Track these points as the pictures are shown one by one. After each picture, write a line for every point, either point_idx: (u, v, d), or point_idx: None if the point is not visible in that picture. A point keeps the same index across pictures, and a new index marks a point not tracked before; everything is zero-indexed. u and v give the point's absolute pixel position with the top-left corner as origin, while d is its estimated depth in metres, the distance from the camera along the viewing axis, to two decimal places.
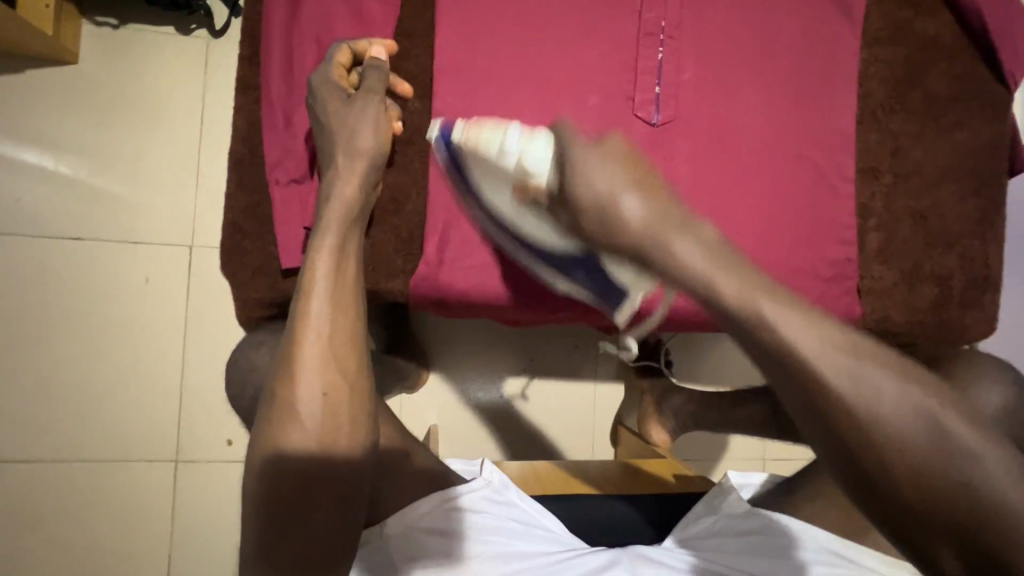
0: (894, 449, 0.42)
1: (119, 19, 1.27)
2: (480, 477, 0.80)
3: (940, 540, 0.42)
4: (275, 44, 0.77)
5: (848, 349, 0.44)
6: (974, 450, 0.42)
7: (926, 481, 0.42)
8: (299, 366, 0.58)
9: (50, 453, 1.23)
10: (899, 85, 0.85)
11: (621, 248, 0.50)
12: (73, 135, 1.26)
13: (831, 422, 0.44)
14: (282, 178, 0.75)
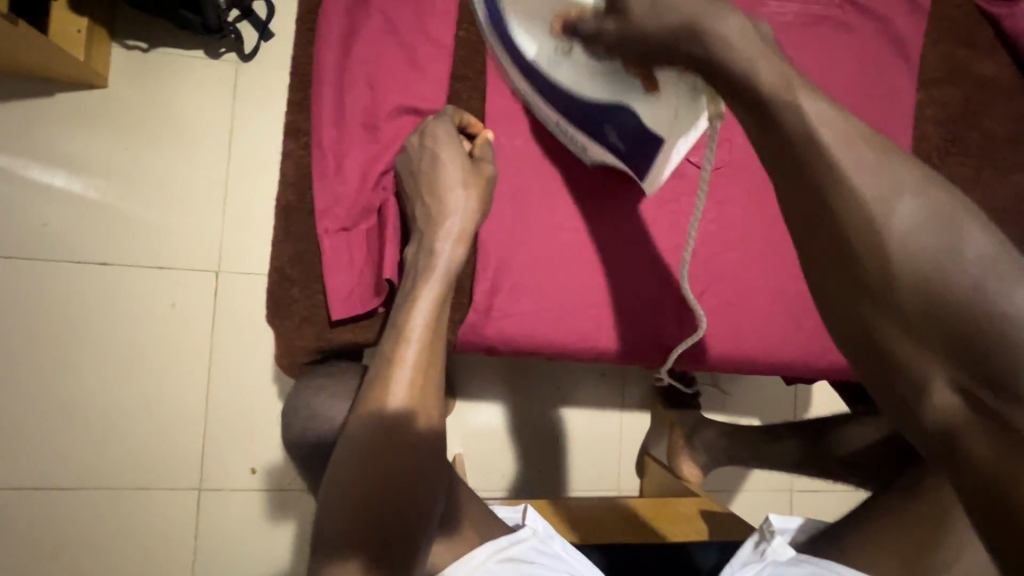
0: (894, 271, 0.45)
1: (149, 43, 1.26)
2: (525, 526, 0.78)
3: (935, 369, 0.44)
4: (325, 86, 0.75)
5: (897, 181, 0.46)
6: (1006, 291, 0.41)
7: (935, 315, 0.43)
8: (389, 415, 0.59)
9: (73, 479, 1.21)
10: (956, 126, 0.83)
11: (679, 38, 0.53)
12: (102, 159, 1.25)
13: (846, 250, 0.47)
14: (331, 226, 0.74)
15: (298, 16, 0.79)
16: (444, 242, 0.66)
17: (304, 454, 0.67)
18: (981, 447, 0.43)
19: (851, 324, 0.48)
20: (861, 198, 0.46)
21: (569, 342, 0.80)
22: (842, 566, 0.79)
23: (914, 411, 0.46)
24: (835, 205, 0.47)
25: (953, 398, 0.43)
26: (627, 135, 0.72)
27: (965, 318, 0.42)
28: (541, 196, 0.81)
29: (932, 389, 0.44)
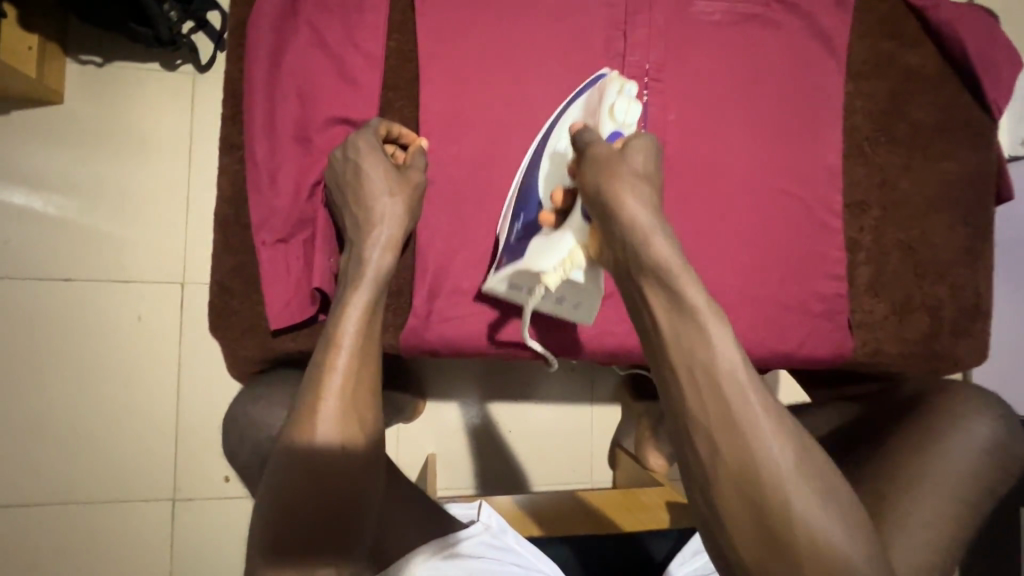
0: (728, 449, 0.51)
1: (103, 57, 1.26)
2: (479, 522, 0.81)
3: (731, 507, 0.51)
4: (259, 99, 0.76)
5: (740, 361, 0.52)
6: (775, 453, 0.51)
7: (739, 465, 0.51)
8: (320, 417, 0.60)
9: (45, 495, 1.22)
10: (885, 117, 0.85)
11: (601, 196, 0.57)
12: (60, 174, 1.25)
13: (698, 408, 0.52)
14: (269, 238, 0.75)
15: (234, 30, 0.80)
16: (371, 248, 0.68)
17: (252, 460, 0.71)
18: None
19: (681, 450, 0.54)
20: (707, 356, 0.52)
21: (512, 342, 0.81)
22: None
23: (717, 540, 0.53)
24: (690, 350, 0.53)
25: (744, 532, 0.51)
26: (511, 248, 0.75)
27: (756, 469, 0.50)
28: (479, 198, 0.81)
29: (729, 523, 0.52)
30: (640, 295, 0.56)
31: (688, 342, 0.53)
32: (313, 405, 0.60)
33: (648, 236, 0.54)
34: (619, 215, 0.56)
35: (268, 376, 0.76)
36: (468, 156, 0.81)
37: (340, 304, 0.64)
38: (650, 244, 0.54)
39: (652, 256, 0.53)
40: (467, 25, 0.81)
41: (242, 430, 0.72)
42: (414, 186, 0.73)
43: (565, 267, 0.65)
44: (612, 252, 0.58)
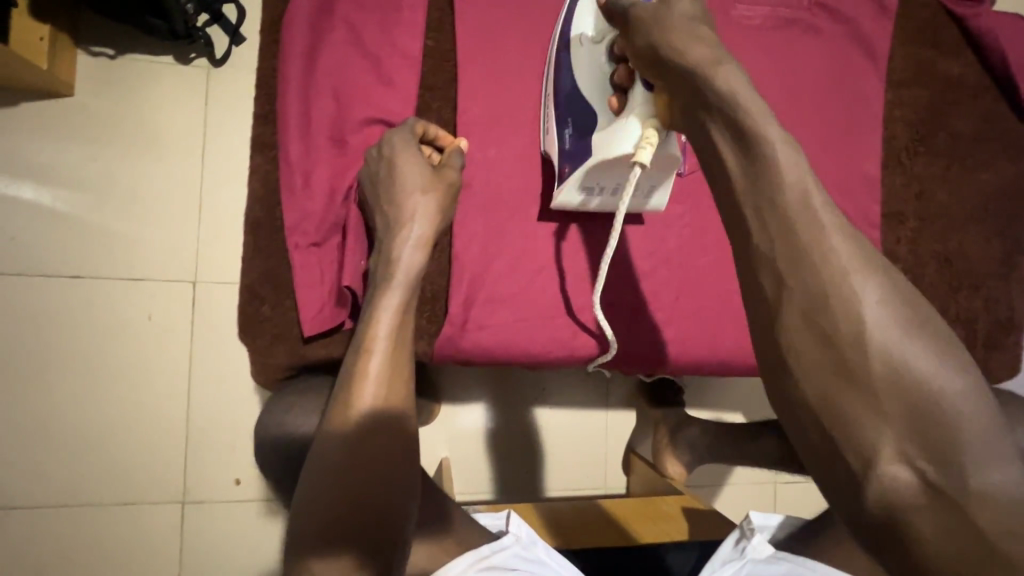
0: (858, 346, 0.48)
1: (115, 49, 1.23)
2: (509, 533, 0.78)
3: (886, 436, 0.47)
4: (293, 101, 0.75)
5: (858, 248, 0.50)
6: (908, 348, 0.47)
7: (893, 388, 0.47)
8: (355, 423, 0.61)
9: (53, 497, 1.19)
10: (923, 127, 0.84)
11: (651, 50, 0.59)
12: (70, 169, 1.22)
13: (818, 305, 0.49)
14: (302, 241, 0.73)
15: (264, 27, 0.78)
16: (405, 244, 0.67)
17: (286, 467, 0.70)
18: (924, 521, 0.46)
19: (822, 385, 0.49)
20: (845, 283, 0.49)
21: (546, 350, 0.79)
22: (821, 565, 0.79)
23: (865, 481, 0.47)
24: (799, 256, 0.51)
25: (901, 470, 0.46)
26: (571, 151, 0.75)
27: (912, 394, 0.46)
28: (514, 204, 0.81)
29: (881, 457, 0.47)
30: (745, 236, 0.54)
31: (824, 261, 0.50)
32: (348, 411, 0.62)
33: (718, 70, 0.55)
34: (680, 63, 0.57)
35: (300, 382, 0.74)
36: (504, 160, 0.81)
37: (372, 310, 0.65)
38: (722, 79, 0.54)
39: (724, 86, 0.54)
40: (505, 31, 0.81)
41: (277, 434, 0.71)
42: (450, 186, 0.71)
43: (649, 139, 0.63)
44: (682, 107, 0.59)
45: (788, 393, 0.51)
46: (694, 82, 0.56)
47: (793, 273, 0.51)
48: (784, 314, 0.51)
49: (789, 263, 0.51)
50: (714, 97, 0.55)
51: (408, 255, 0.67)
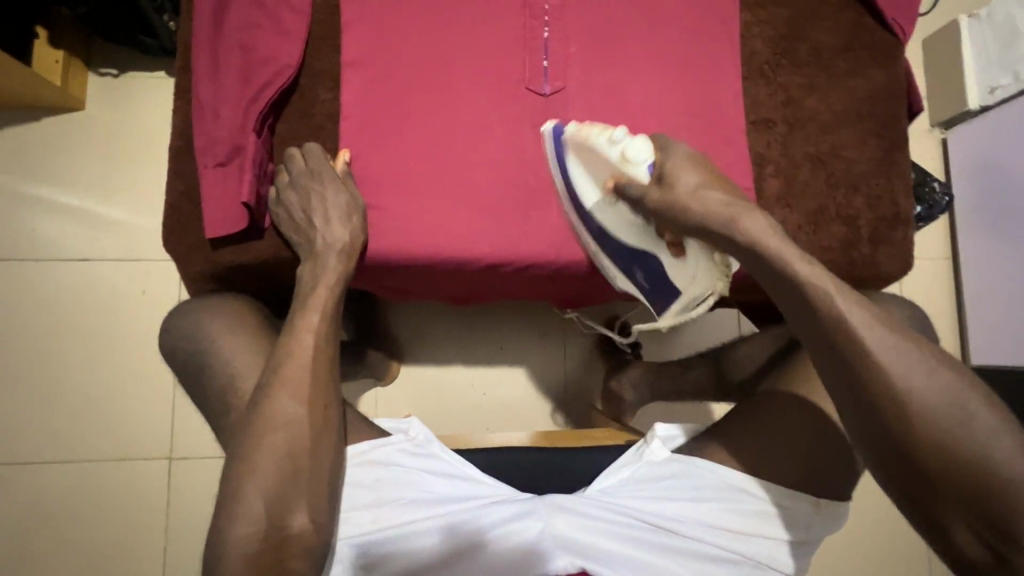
0: (978, 481, 0.57)
1: (118, 69, 1.46)
2: (404, 433, 0.84)
3: (957, 522, 0.58)
4: (203, 41, 0.79)
5: (927, 366, 0.60)
6: (1016, 465, 0.57)
7: (960, 480, 0.57)
8: (288, 368, 0.69)
9: (61, 455, 1.34)
10: (785, 41, 0.90)
11: (703, 222, 0.69)
12: (81, 171, 1.43)
13: (934, 449, 0.58)
14: (210, 162, 0.76)
15: None
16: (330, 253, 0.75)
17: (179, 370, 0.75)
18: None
19: (958, 520, 0.58)
20: (902, 385, 0.60)
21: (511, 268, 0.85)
22: (706, 461, 0.80)
23: (943, 549, 0.60)
24: (866, 361, 0.61)
25: (973, 543, 0.58)
26: (655, 284, 0.84)
27: (977, 479, 0.57)
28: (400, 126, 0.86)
29: (955, 534, 0.59)
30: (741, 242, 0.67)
31: (889, 387, 0.60)
32: (281, 360, 0.70)
33: (737, 222, 0.67)
34: (692, 217, 0.69)
35: (228, 296, 0.80)
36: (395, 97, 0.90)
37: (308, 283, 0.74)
38: (745, 229, 0.66)
39: (748, 237, 0.66)
40: None
41: (186, 340, 0.76)
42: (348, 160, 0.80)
43: (719, 267, 0.74)
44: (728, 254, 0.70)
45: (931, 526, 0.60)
46: (725, 240, 0.68)
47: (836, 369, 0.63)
48: (914, 461, 0.59)
49: (843, 374, 0.62)
50: (750, 250, 0.66)
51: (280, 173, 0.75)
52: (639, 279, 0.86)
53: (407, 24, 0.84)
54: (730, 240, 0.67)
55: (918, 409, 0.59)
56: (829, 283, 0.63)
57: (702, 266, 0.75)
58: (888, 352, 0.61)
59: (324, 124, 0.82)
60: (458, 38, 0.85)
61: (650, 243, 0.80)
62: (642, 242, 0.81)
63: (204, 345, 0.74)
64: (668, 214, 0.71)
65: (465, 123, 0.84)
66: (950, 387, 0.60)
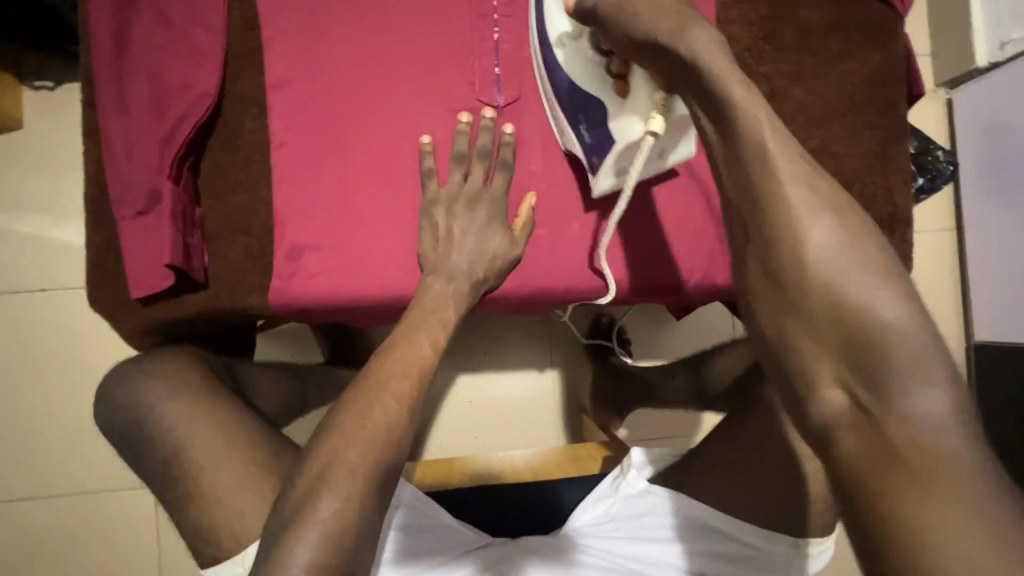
0: (863, 343, 0.47)
1: (54, 80, 1.32)
2: (411, 495, 0.76)
3: (822, 367, 0.48)
4: (105, 71, 0.70)
5: (846, 226, 0.49)
6: (906, 332, 0.46)
7: (836, 325, 0.48)
8: (349, 433, 0.55)
9: (40, 490, 1.31)
10: (767, 23, 0.80)
11: (647, 37, 0.51)
12: (25, 194, 1.31)
13: (825, 293, 0.48)
14: (127, 212, 0.69)
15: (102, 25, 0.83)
16: (448, 280, 0.69)
17: (121, 440, 0.70)
18: (853, 441, 0.47)
19: (827, 384, 0.48)
20: (795, 224, 0.49)
21: (509, 291, 0.76)
22: (679, 496, 0.76)
23: (803, 401, 0.50)
24: (764, 185, 0.50)
25: (836, 394, 0.48)
26: (596, 138, 0.68)
27: (851, 324, 0.47)
28: None
29: (817, 381, 0.49)
30: (692, 62, 0.49)
31: (778, 215, 0.50)
32: (346, 415, 0.56)
33: (687, 33, 0.49)
34: (635, 34, 0.51)
35: (176, 351, 0.74)
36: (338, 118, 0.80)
37: (402, 337, 0.63)
38: (690, 40, 0.49)
39: (691, 50, 0.49)
40: None
41: (126, 407, 0.70)
42: (299, 190, 0.73)
43: (659, 104, 0.56)
44: (670, 81, 0.53)
45: (795, 395, 0.51)
46: (663, 54, 0.50)
47: (735, 190, 0.52)
48: (796, 303, 0.49)
49: (745, 202, 0.51)
50: (691, 70, 0.50)
51: (243, 240, 0.74)
52: (581, 135, 0.71)
53: (338, 34, 0.74)
54: (663, 56, 0.51)
55: (797, 250, 0.49)
56: (763, 110, 0.49)
57: (642, 99, 0.58)
58: (806, 198, 0.49)
59: (253, 157, 0.74)
60: (397, 46, 0.75)
61: (597, 86, 0.64)
62: (592, 87, 0.65)
63: (146, 413, 0.69)
64: (611, 27, 0.54)
65: (409, 143, 0.75)
66: (869, 261, 0.48)
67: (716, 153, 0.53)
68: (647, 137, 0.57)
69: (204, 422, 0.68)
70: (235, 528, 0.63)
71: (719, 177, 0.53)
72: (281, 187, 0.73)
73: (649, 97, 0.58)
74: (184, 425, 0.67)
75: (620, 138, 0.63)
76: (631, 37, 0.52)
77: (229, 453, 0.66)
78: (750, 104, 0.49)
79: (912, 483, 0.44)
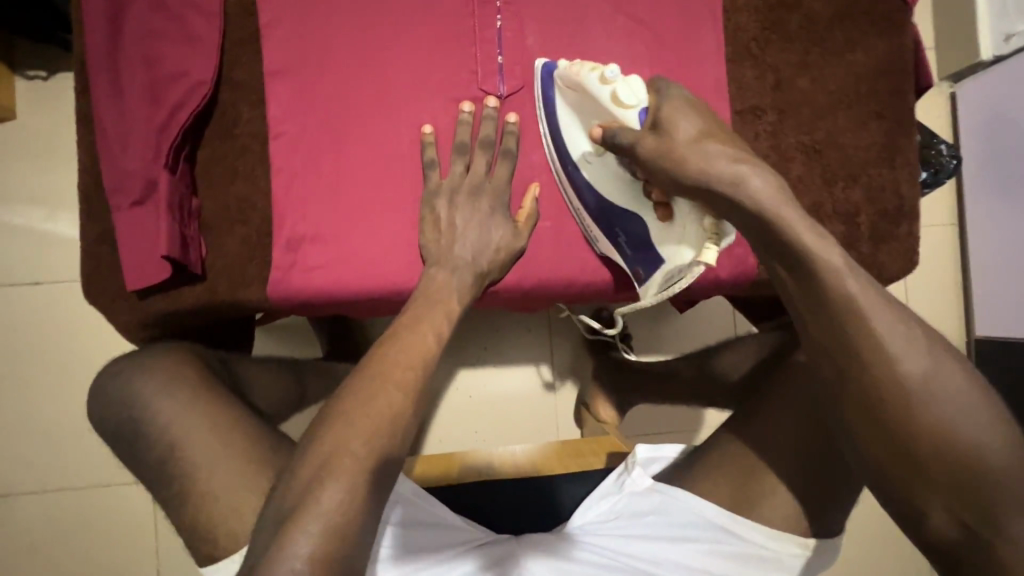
0: (953, 455, 0.50)
1: (47, 70, 1.30)
2: (411, 489, 0.76)
3: (933, 502, 0.51)
4: (98, 56, 0.69)
5: (917, 343, 0.52)
6: (989, 440, 0.50)
7: (936, 453, 0.51)
8: (352, 419, 0.54)
9: (37, 485, 1.30)
10: (774, 12, 0.79)
11: (701, 183, 0.55)
12: (18, 185, 1.29)
13: (908, 414, 0.51)
14: (123, 202, 0.68)
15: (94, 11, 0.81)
16: (451, 272, 0.68)
17: (116, 435, 0.69)
18: (980, 571, 0.50)
19: (935, 507, 0.51)
20: (884, 359, 0.52)
21: (513, 283, 0.75)
22: (680, 492, 0.75)
23: (917, 528, 0.53)
24: (841, 314, 0.53)
25: (949, 526, 0.51)
26: (639, 256, 0.70)
27: (955, 465, 0.50)
28: None
29: (930, 511, 0.52)
30: (744, 206, 0.55)
31: (872, 364, 0.52)
32: (349, 402, 0.56)
33: (742, 183, 0.54)
34: (692, 181, 0.56)
35: (172, 346, 0.73)
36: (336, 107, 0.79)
37: (405, 327, 0.62)
38: (749, 187, 0.54)
39: (751, 197, 0.54)
40: None
41: (122, 401, 0.69)
42: (298, 180, 0.72)
43: (711, 232, 0.60)
44: (727, 218, 0.57)
45: (911, 521, 0.53)
46: (721, 201, 0.55)
47: (812, 310, 0.55)
48: (889, 432, 0.52)
49: (834, 354, 0.54)
50: (754, 216, 0.55)
51: (241, 231, 0.73)
52: (621, 248, 0.72)
53: (337, 20, 0.73)
54: (726, 203, 0.55)
55: (882, 364, 0.52)
56: (835, 256, 0.54)
57: (692, 225, 0.62)
58: (882, 321, 0.52)
59: (250, 146, 0.73)
60: (397, 34, 0.73)
61: (635, 202, 0.67)
62: (626, 202, 0.68)
63: (144, 406, 0.68)
64: (661, 167, 0.58)
65: (410, 132, 0.73)
66: (937, 365, 0.52)
67: (784, 276, 0.57)
68: (700, 265, 0.61)
69: (201, 416, 0.67)
70: (235, 523, 0.63)
71: (790, 312, 0.58)
72: (279, 177, 0.71)
73: (700, 224, 0.61)
74: (179, 419, 0.66)
75: (670, 258, 0.65)
76: (688, 182, 0.56)
77: (230, 447, 0.65)
78: (813, 247, 0.54)
79: None
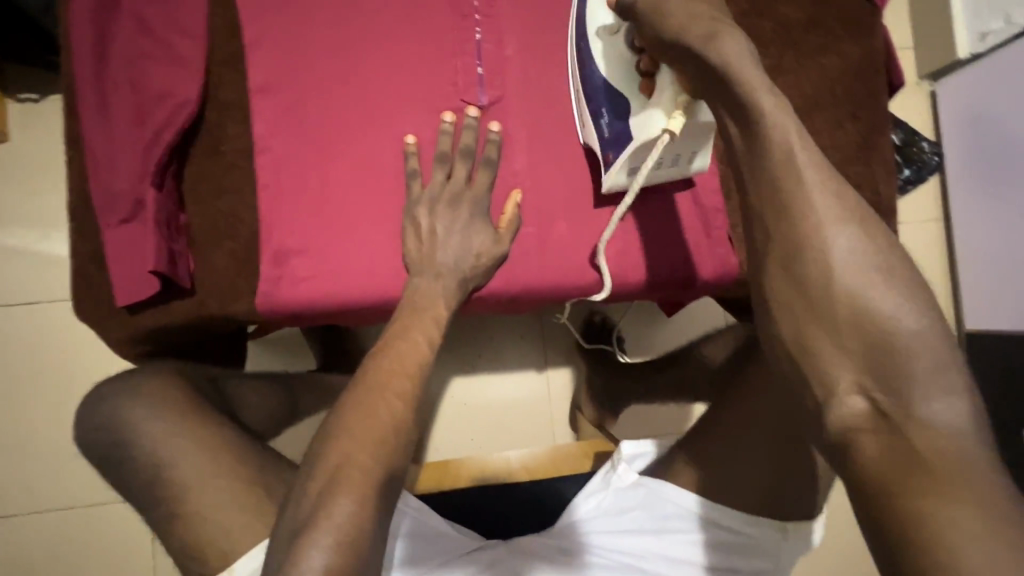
0: (861, 312, 0.49)
1: (39, 92, 1.32)
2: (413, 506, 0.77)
3: (842, 369, 0.50)
4: (86, 78, 0.70)
5: (855, 216, 0.51)
6: (912, 322, 0.48)
7: (853, 318, 0.49)
8: (345, 429, 0.55)
9: (32, 506, 1.29)
10: (747, 17, 0.81)
11: (680, 38, 0.56)
12: (12, 206, 1.30)
13: (824, 264, 0.50)
14: (110, 219, 0.69)
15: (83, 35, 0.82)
16: (437, 279, 0.70)
17: (106, 457, 0.69)
18: (871, 447, 0.48)
19: (843, 376, 0.50)
20: (816, 219, 0.51)
21: (499, 289, 0.76)
22: (667, 487, 0.76)
23: (822, 407, 0.51)
24: (775, 160, 0.52)
25: (857, 400, 0.49)
26: (610, 140, 0.72)
27: (874, 328, 0.49)
28: None
29: (838, 382, 0.50)
30: (710, 62, 0.54)
31: (805, 215, 0.51)
32: (341, 413, 0.57)
33: (717, 42, 0.54)
34: (672, 37, 0.56)
35: (160, 366, 0.74)
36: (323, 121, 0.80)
37: (394, 337, 0.63)
38: (722, 49, 0.54)
39: (724, 59, 0.53)
40: None
41: (111, 422, 0.69)
42: (284, 194, 0.73)
43: (683, 104, 0.62)
44: (694, 80, 0.58)
45: (809, 393, 0.52)
46: (693, 59, 0.55)
47: (751, 166, 0.54)
48: (803, 275, 0.51)
49: (772, 209, 0.53)
50: (721, 76, 0.54)
51: (229, 245, 0.74)
52: (600, 130, 0.73)
53: (321, 37, 0.74)
54: (694, 59, 0.56)
55: (818, 237, 0.51)
56: (791, 121, 0.53)
57: (668, 100, 0.63)
58: (824, 201, 0.51)
59: (237, 162, 0.74)
60: (379, 49, 0.75)
61: (625, 87, 0.69)
62: (622, 84, 0.69)
63: (132, 425, 0.68)
64: (651, 28, 0.59)
65: (393, 143, 0.75)
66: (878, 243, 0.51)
67: (733, 133, 0.56)
68: (666, 133, 0.63)
69: (198, 428, 0.68)
70: (227, 535, 0.63)
71: (736, 163, 0.56)
72: (266, 191, 0.73)
73: (675, 99, 0.62)
74: (176, 430, 0.67)
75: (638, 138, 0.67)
76: (670, 38, 0.56)
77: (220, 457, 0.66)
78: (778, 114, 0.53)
79: (923, 479, 0.45)
